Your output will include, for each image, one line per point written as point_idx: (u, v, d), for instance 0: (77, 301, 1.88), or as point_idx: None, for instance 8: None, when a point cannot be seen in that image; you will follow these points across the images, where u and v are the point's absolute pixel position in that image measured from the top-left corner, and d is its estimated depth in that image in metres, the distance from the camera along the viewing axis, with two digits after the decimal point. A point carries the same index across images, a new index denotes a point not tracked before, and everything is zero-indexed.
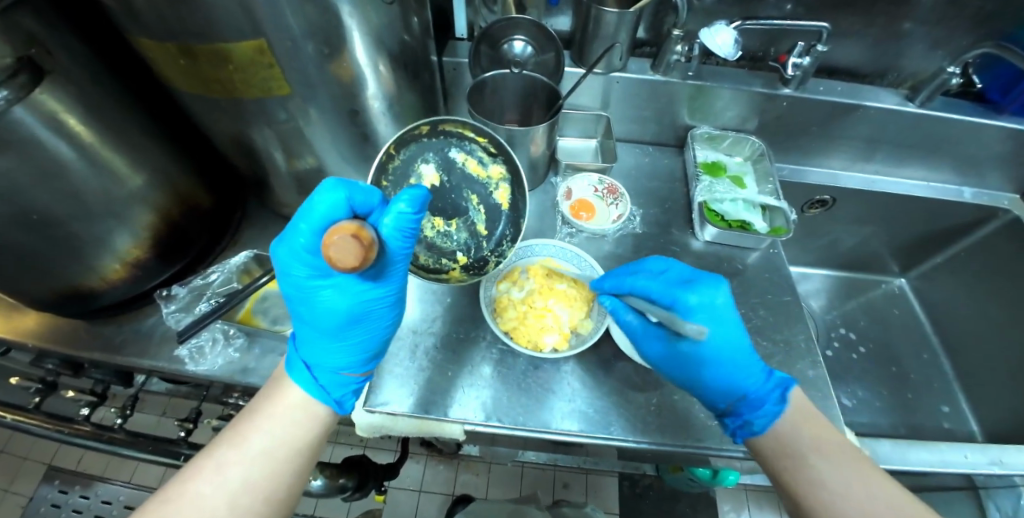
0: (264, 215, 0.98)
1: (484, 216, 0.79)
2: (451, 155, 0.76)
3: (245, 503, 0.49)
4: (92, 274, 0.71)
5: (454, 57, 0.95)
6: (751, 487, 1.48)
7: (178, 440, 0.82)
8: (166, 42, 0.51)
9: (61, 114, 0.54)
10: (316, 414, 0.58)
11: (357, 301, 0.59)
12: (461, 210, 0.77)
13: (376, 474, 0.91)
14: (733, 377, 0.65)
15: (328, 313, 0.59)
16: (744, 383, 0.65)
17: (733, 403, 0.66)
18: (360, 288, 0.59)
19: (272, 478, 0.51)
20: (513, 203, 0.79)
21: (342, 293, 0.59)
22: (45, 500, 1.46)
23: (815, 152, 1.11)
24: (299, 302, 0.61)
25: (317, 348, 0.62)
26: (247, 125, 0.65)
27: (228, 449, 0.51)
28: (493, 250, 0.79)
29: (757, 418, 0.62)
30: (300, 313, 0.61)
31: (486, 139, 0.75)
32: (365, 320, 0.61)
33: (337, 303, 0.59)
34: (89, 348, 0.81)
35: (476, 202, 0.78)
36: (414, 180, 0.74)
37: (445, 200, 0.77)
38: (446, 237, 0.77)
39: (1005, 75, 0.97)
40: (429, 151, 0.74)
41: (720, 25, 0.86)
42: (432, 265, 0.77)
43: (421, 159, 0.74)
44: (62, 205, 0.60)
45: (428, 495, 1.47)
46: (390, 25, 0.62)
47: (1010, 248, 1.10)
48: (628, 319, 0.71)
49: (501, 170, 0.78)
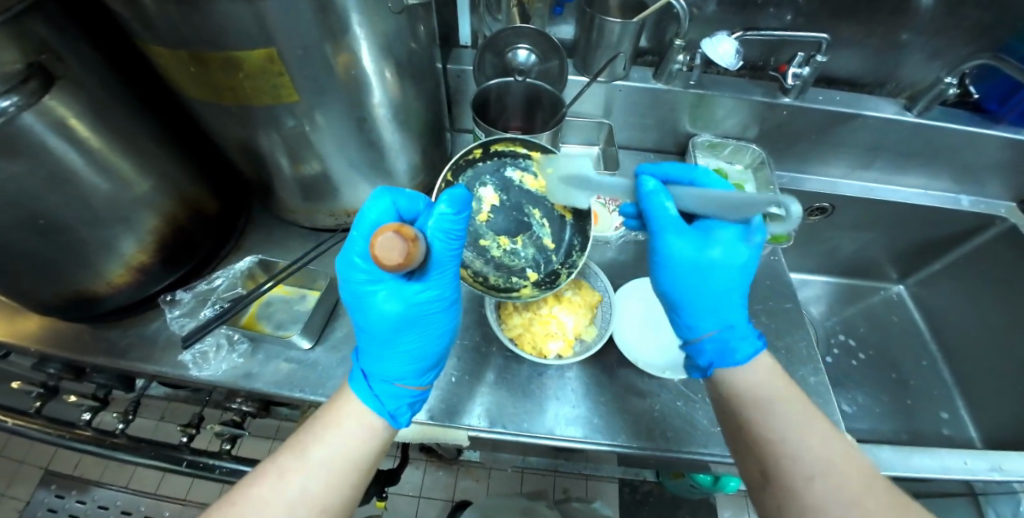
0: (268, 219, 0.99)
1: (547, 228, 0.76)
2: (509, 175, 0.75)
3: (303, 512, 0.46)
4: (98, 278, 0.71)
5: (458, 64, 0.97)
6: (751, 493, 1.48)
7: (179, 445, 0.82)
8: (178, 50, 0.52)
9: (70, 119, 0.54)
10: (371, 425, 0.55)
11: (410, 306, 0.60)
12: (525, 226, 0.76)
13: (378, 480, 0.91)
14: (702, 310, 0.65)
15: (383, 319, 0.60)
16: (721, 315, 0.64)
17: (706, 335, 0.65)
18: (413, 294, 0.61)
19: (330, 488, 0.49)
20: (577, 211, 0.75)
21: (396, 299, 0.60)
22: (42, 504, 1.44)
23: (815, 160, 1.12)
24: (356, 311, 0.62)
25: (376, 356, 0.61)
26: (255, 131, 0.65)
27: (289, 456, 0.50)
28: (564, 261, 0.76)
29: (738, 346, 0.60)
30: (358, 321, 0.63)
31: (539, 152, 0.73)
32: (418, 327, 0.62)
33: (392, 309, 0.60)
34: (92, 352, 0.81)
35: (539, 215, 0.76)
36: (475, 206, 0.75)
37: (510, 217, 0.76)
38: (512, 254, 0.76)
39: (1003, 85, 0.98)
40: (487, 174, 0.75)
41: (722, 36, 0.87)
42: (502, 283, 0.75)
43: (479, 183, 0.74)
44: (69, 209, 0.60)
45: (428, 501, 1.46)
46: (398, 34, 0.63)
47: (1007, 256, 1.11)
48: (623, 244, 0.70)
49: None
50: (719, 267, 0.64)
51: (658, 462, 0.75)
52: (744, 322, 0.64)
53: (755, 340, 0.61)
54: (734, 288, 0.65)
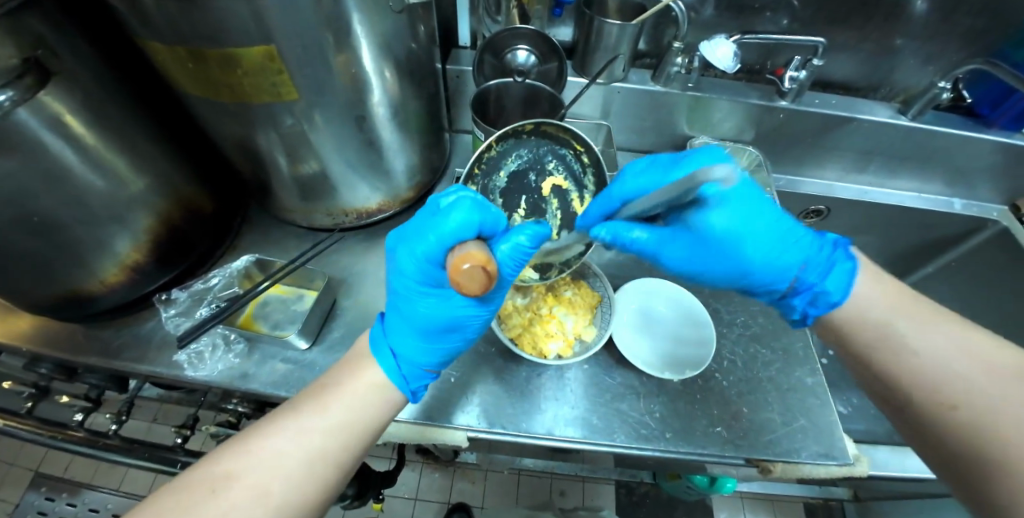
0: (265, 219, 0.98)
1: (560, 221, 0.76)
2: (546, 158, 0.74)
3: (320, 471, 0.47)
4: (92, 277, 0.70)
5: (458, 65, 0.97)
6: (747, 495, 1.48)
7: (174, 446, 0.81)
8: (176, 46, 0.51)
9: (66, 116, 0.54)
10: (391, 400, 0.56)
11: (458, 314, 0.60)
12: (539, 211, 0.76)
13: (376, 483, 0.90)
14: (767, 276, 0.61)
15: (428, 316, 0.60)
16: (785, 273, 0.61)
17: (787, 297, 0.62)
18: (464, 304, 0.60)
19: (346, 452, 0.50)
20: None
21: (446, 304, 0.60)
22: (32, 507, 1.41)
23: (810, 163, 1.13)
24: (402, 293, 0.61)
25: (404, 334, 0.61)
26: (253, 129, 0.65)
27: (310, 414, 0.50)
28: (560, 257, 0.75)
29: (829, 287, 0.57)
30: (400, 300, 0.62)
31: (584, 148, 0.72)
32: (456, 333, 0.62)
33: (439, 312, 0.60)
34: (85, 352, 0.80)
35: (556, 206, 0.76)
36: (500, 174, 0.74)
37: (528, 197, 0.75)
38: None
39: (995, 90, 0.99)
40: (524, 148, 0.73)
41: (720, 39, 0.87)
42: None
43: (514, 155, 0.73)
44: (63, 206, 0.59)
45: (424, 504, 1.45)
46: (398, 33, 0.63)
47: (999, 259, 1.12)
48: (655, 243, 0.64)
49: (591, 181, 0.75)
50: (732, 226, 0.59)
51: (656, 463, 0.75)
52: (807, 269, 0.60)
53: (845, 263, 0.58)
54: (768, 229, 0.60)
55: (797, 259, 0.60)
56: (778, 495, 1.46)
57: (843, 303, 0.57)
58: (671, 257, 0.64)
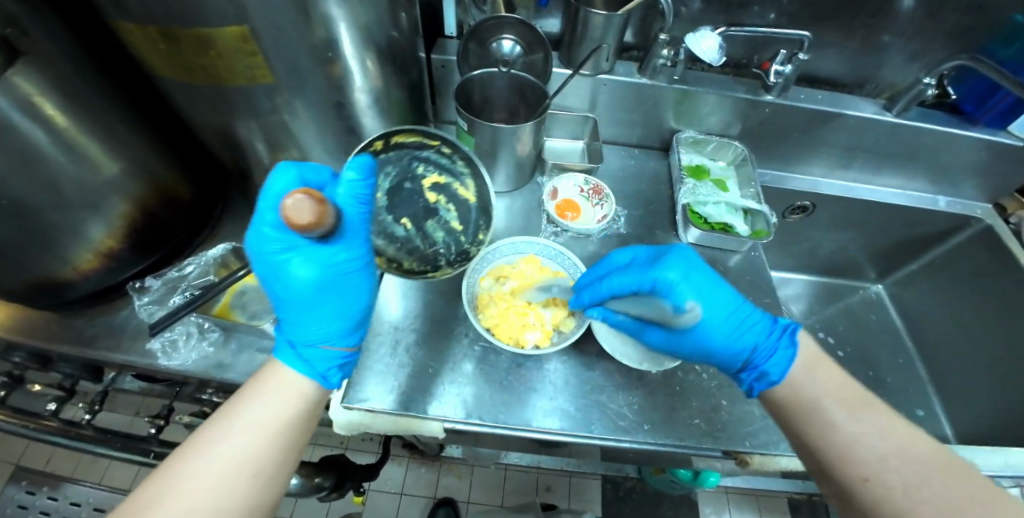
0: (246, 209, 0.97)
1: (454, 211, 0.77)
2: (413, 165, 0.73)
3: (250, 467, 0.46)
4: (65, 264, 0.69)
5: (442, 55, 0.95)
6: (732, 490, 1.49)
7: (148, 437, 0.79)
8: (146, 26, 0.49)
9: (36, 97, 0.52)
10: (300, 389, 0.54)
11: (335, 269, 0.55)
12: (432, 211, 0.75)
13: (355, 475, 0.89)
14: (728, 353, 0.67)
15: (303, 287, 0.54)
16: (741, 353, 0.66)
17: (740, 372, 0.67)
18: (337, 257, 0.55)
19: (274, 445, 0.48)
20: (480, 195, 0.77)
21: (315, 263, 0.54)
22: (11, 501, 1.38)
23: (797, 159, 1.13)
24: (271, 280, 0.55)
25: (308, 327, 0.58)
26: (231, 117, 0.64)
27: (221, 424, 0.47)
28: (473, 241, 0.77)
29: (771, 367, 0.62)
30: (283, 299, 0.57)
31: (437, 141, 0.72)
32: (338, 290, 0.57)
33: (313, 273, 0.54)
34: (59, 341, 0.78)
35: (443, 199, 0.76)
36: (379, 195, 0.71)
37: (415, 203, 0.74)
38: (423, 237, 0.74)
39: (980, 87, 1.00)
40: (389, 164, 0.71)
41: (706, 31, 0.87)
42: (414, 266, 0.74)
43: (381, 174, 0.70)
44: (34, 191, 0.58)
45: (410, 498, 1.45)
46: (380, 18, 0.62)
47: (982, 256, 1.13)
48: (618, 320, 0.73)
49: (464, 166, 0.75)
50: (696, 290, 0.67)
51: (636, 456, 0.75)
52: (760, 343, 0.65)
53: (788, 350, 0.63)
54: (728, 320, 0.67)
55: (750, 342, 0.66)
56: (762, 490, 1.47)
57: (782, 382, 0.61)
58: (649, 335, 0.71)
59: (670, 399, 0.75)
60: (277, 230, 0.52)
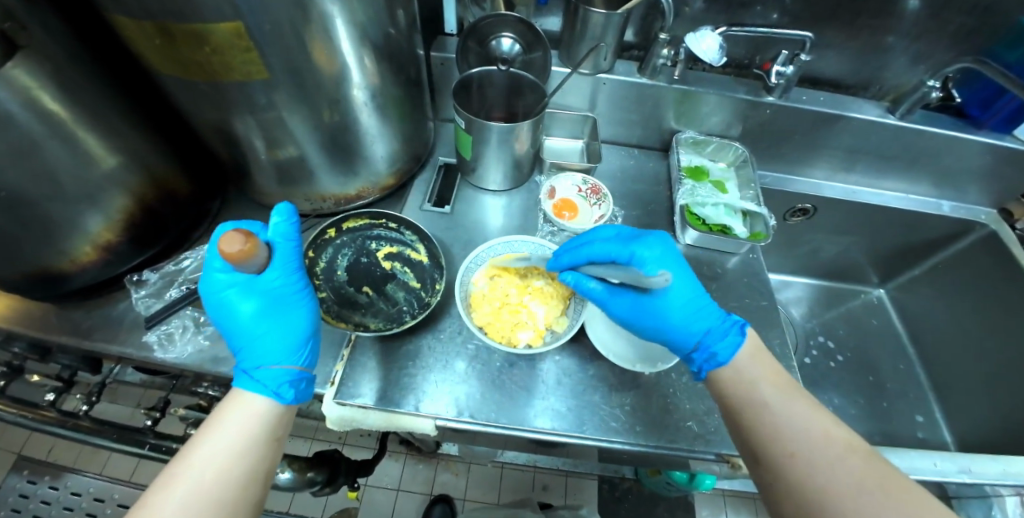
0: (245, 204, 0.98)
1: (411, 273, 0.81)
2: (367, 243, 0.83)
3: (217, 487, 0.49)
4: (63, 257, 0.70)
5: (442, 52, 0.95)
6: (729, 493, 1.49)
7: (144, 428, 0.80)
8: (143, 22, 0.49)
9: (35, 91, 0.53)
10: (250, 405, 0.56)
11: (274, 292, 0.64)
12: (389, 277, 0.80)
13: (348, 470, 0.90)
14: (682, 334, 0.67)
15: (246, 313, 0.62)
16: (693, 336, 0.67)
17: (690, 353, 0.67)
18: (273, 282, 0.64)
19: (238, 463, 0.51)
20: (431, 254, 0.83)
21: (254, 291, 0.63)
22: (12, 490, 1.39)
23: (798, 162, 1.12)
24: (219, 315, 0.64)
25: (258, 354, 0.62)
26: (228, 113, 0.64)
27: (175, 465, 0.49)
28: (433, 293, 0.78)
29: (720, 349, 0.63)
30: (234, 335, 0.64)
31: (384, 218, 0.85)
32: (280, 311, 0.64)
33: (255, 301, 0.63)
34: (58, 332, 0.79)
35: (400, 266, 0.82)
36: (340, 272, 0.80)
37: (373, 275, 0.80)
38: (387, 301, 0.78)
39: (986, 90, 0.98)
40: (344, 247, 0.83)
41: (706, 31, 0.86)
42: (379, 327, 0.74)
43: (339, 256, 0.82)
44: (33, 184, 0.59)
45: (406, 494, 1.45)
46: (375, 15, 0.61)
47: (986, 262, 1.11)
48: (590, 286, 0.72)
49: (412, 234, 0.85)
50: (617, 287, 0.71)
51: (631, 457, 0.75)
52: (709, 329, 0.66)
53: (737, 335, 0.64)
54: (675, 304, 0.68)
55: (703, 325, 0.66)
56: (760, 494, 1.47)
57: (727, 364, 0.63)
58: (616, 307, 0.71)
59: (665, 401, 0.74)
60: (226, 273, 0.63)
